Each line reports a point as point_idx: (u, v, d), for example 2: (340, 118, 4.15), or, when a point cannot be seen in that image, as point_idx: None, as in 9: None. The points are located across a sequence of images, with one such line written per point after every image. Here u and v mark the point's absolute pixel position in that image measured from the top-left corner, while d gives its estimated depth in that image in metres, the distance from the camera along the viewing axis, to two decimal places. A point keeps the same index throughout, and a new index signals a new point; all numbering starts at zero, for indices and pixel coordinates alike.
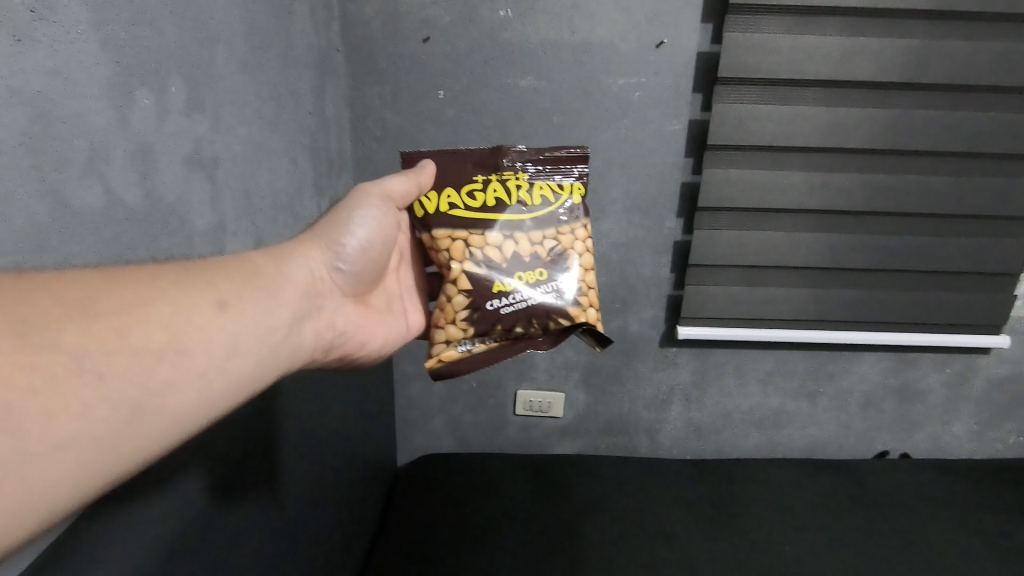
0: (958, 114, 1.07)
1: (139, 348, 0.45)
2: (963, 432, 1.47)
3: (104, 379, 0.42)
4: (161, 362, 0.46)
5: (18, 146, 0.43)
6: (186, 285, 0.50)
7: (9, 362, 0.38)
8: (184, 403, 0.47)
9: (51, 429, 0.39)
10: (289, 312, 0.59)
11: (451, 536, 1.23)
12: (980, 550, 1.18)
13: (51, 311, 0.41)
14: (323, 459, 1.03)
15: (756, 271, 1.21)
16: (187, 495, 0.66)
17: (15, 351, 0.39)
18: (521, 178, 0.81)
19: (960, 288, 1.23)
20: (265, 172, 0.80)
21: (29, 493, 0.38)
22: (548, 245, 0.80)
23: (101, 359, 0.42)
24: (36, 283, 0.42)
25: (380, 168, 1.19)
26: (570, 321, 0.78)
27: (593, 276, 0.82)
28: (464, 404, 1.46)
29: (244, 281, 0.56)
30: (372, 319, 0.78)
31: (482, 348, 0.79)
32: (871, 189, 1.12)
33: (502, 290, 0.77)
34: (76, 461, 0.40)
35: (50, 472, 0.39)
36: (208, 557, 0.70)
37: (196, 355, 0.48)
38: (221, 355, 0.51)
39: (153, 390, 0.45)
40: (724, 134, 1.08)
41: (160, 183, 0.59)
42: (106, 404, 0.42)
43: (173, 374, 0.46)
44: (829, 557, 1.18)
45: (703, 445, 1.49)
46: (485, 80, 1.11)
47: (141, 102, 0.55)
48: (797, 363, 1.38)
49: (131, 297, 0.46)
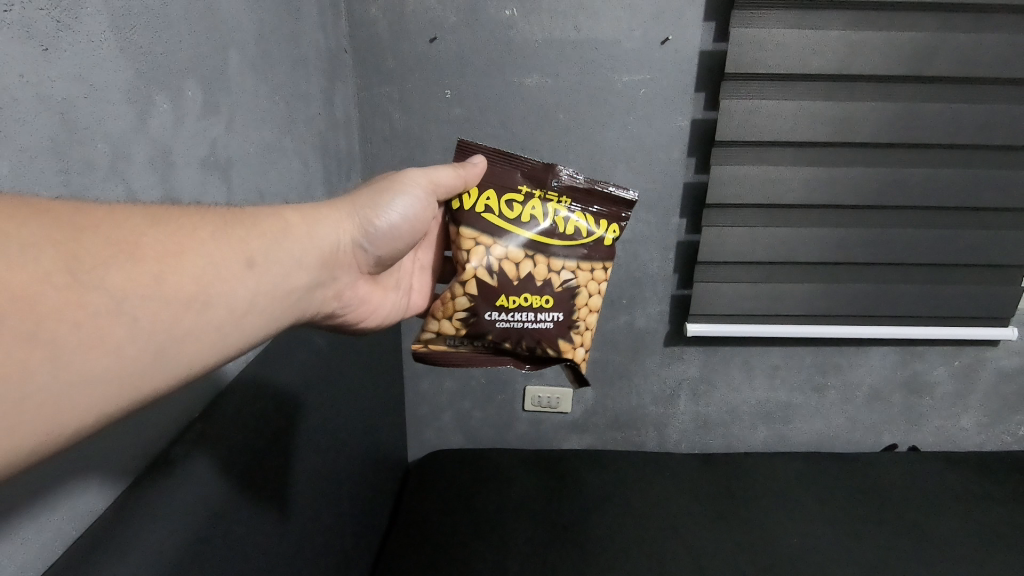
0: (964, 107, 1.07)
1: (173, 294, 0.46)
2: (971, 424, 1.47)
3: (140, 320, 0.43)
4: (188, 311, 0.47)
5: (45, 150, 0.45)
6: (220, 242, 0.51)
7: (59, 295, 0.39)
8: (198, 354, 0.48)
9: (83, 365, 0.40)
10: (305, 277, 0.61)
11: (461, 530, 1.25)
12: (990, 542, 1.19)
13: (102, 250, 0.42)
14: (336, 455, 1.05)
15: (763, 267, 1.21)
16: (208, 488, 0.68)
17: (64, 284, 0.39)
18: (563, 204, 0.82)
19: (966, 281, 1.23)
20: (277, 173, 0.82)
21: (56, 421, 0.39)
22: (564, 276, 0.80)
23: (139, 302, 0.43)
24: (89, 222, 0.43)
25: (388, 168, 1.20)
26: (556, 353, 0.81)
27: (593, 317, 0.84)
28: (473, 401, 1.47)
29: (273, 242, 0.57)
30: (378, 295, 0.81)
31: (467, 349, 0.82)
32: (877, 182, 1.13)
33: (505, 305, 0.78)
34: (102, 395, 0.41)
35: (77, 404, 0.40)
36: (227, 549, 0.72)
37: (220, 307, 0.50)
38: (239, 312, 0.52)
39: (178, 337, 0.46)
40: (731, 130, 1.08)
41: (178, 185, 0.60)
42: (137, 344, 0.43)
43: (197, 323, 0.48)
44: (837, 549, 1.18)
45: (711, 439, 1.50)
46: (491, 79, 1.12)
47: (160, 107, 0.57)
48: (804, 357, 1.38)
49: (174, 248, 0.47)
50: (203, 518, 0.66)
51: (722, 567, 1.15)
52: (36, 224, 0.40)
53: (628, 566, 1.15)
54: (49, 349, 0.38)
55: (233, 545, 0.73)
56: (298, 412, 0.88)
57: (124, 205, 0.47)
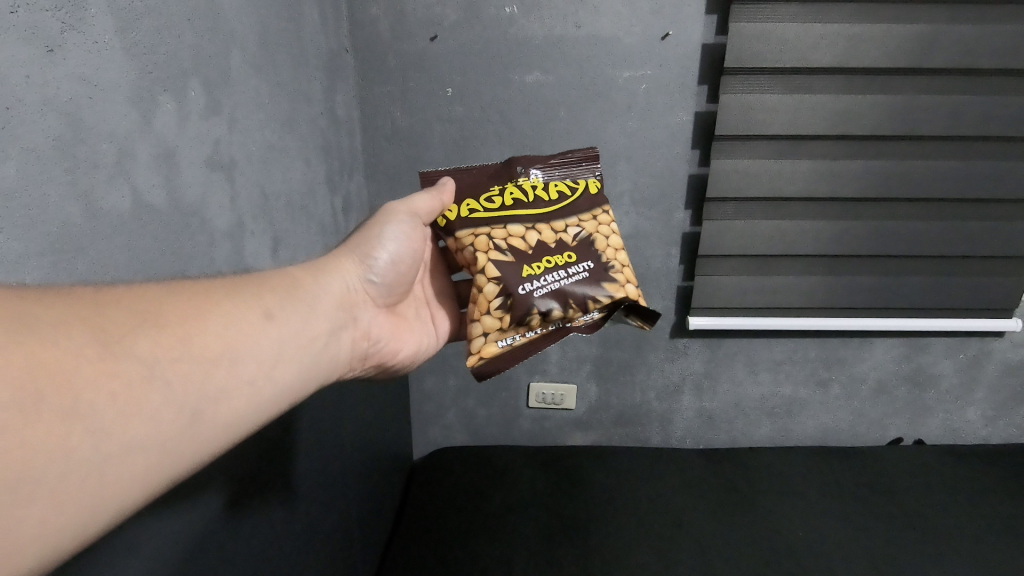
0: (966, 99, 1.07)
1: (199, 355, 0.47)
2: (977, 417, 1.47)
3: (172, 386, 0.44)
4: (216, 370, 0.48)
5: (52, 151, 0.45)
6: (235, 301, 0.53)
7: (93, 367, 0.39)
8: (233, 410, 0.49)
9: (125, 432, 0.40)
10: (324, 323, 0.62)
11: (467, 527, 1.26)
12: (997, 535, 1.19)
13: (125, 320, 0.43)
14: (342, 453, 1.06)
15: (765, 261, 1.21)
16: (214, 485, 0.69)
17: (99, 358, 0.40)
18: (535, 181, 0.85)
19: (971, 273, 1.23)
20: (280, 173, 0.82)
21: (102, 491, 0.39)
22: (572, 231, 0.82)
23: (168, 367, 0.44)
24: (110, 297, 0.44)
25: (390, 167, 1.21)
26: (609, 299, 0.80)
27: (622, 255, 0.85)
28: (477, 398, 1.48)
29: (286, 293, 0.59)
30: (403, 328, 0.81)
31: (523, 340, 0.80)
32: (879, 176, 1.13)
33: (533, 274, 0.78)
34: (145, 461, 0.42)
35: (122, 472, 0.40)
36: (232, 545, 0.72)
37: (246, 362, 0.51)
38: (266, 364, 0.53)
39: (210, 395, 0.47)
40: (731, 124, 1.08)
41: (182, 185, 0.60)
42: (172, 409, 0.44)
43: (227, 381, 0.49)
44: (840, 542, 1.19)
45: (715, 434, 1.50)
46: (493, 77, 1.13)
47: (164, 107, 0.57)
48: (808, 351, 1.38)
49: (193, 311, 0.48)
50: (203, 519, 0.67)
51: (726, 561, 1.15)
52: (63, 304, 0.41)
53: (633, 561, 1.15)
54: (91, 423, 0.38)
55: (233, 547, 0.73)
56: (303, 411, 0.89)
57: (143, 283, 0.48)
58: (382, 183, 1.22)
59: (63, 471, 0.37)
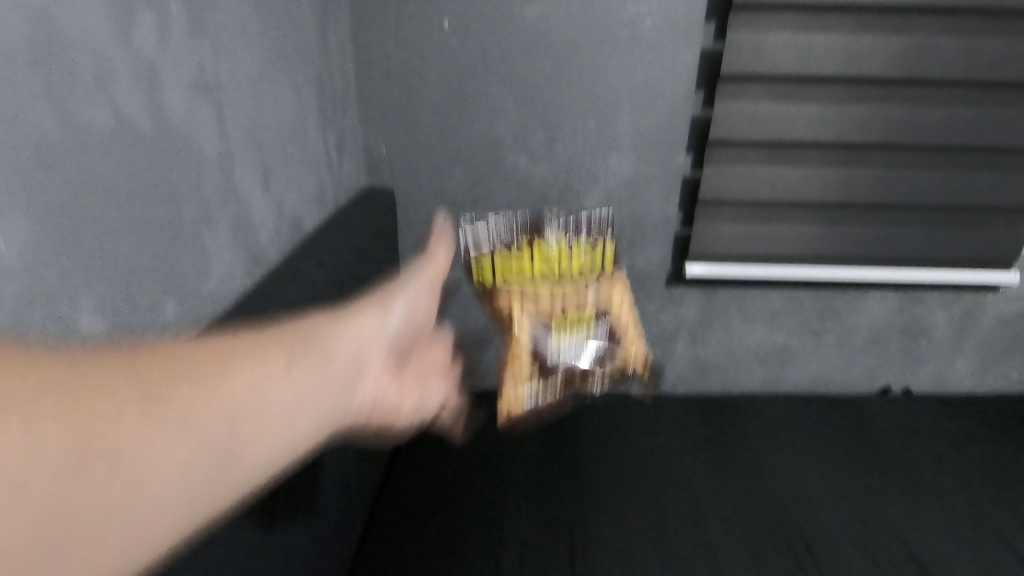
0: (982, 39, 1.03)
1: (229, 399, 0.46)
2: (967, 369, 1.49)
3: (204, 436, 0.43)
4: (246, 416, 0.47)
5: (22, 52, 0.43)
6: (264, 357, 0.51)
7: (126, 421, 0.38)
8: (261, 457, 0.48)
9: (162, 484, 0.40)
10: (347, 369, 0.60)
11: (460, 468, 1.27)
12: (975, 484, 1.23)
13: (158, 372, 0.42)
14: (340, 391, 1.06)
15: (766, 209, 1.20)
16: None
17: (135, 414, 0.39)
18: None
19: (972, 225, 1.21)
20: (270, 103, 0.79)
21: (138, 541, 0.38)
22: None
23: (201, 418, 0.43)
24: (144, 351, 0.43)
25: (384, 105, 1.17)
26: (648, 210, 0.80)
27: None
28: (471, 343, 1.48)
29: (312, 343, 0.57)
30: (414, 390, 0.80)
31: None
32: (885, 121, 1.10)
33: None
34: (178, 516, 0.41)
35: (155, 529, 0.40)
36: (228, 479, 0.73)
37: (275, 414, 0.50)
38: (292, 413, 0.52)
39: (239, 442, 0.46)
40: (738, 63, 1.05)
41: (166, 104, 0.58)
42: (202, 459, 0.43)
43: (256, 427, 0.48)
44: (824, 488, 1.22)
45: (707, 382, 1.52)
46: (491, 9, 1.08)
47: (142, 19, 0.55)
48: (804, 301, 1.39)
49: (221, 360, 0.47)
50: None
51: (712, 504, 1.18)
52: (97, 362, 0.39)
53: (621, 503, 1.18)
54: (126, 480, 0.38)
55: None
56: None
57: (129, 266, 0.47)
58: (376, 121, 1.19)
59: (95, 505, 0.36)
